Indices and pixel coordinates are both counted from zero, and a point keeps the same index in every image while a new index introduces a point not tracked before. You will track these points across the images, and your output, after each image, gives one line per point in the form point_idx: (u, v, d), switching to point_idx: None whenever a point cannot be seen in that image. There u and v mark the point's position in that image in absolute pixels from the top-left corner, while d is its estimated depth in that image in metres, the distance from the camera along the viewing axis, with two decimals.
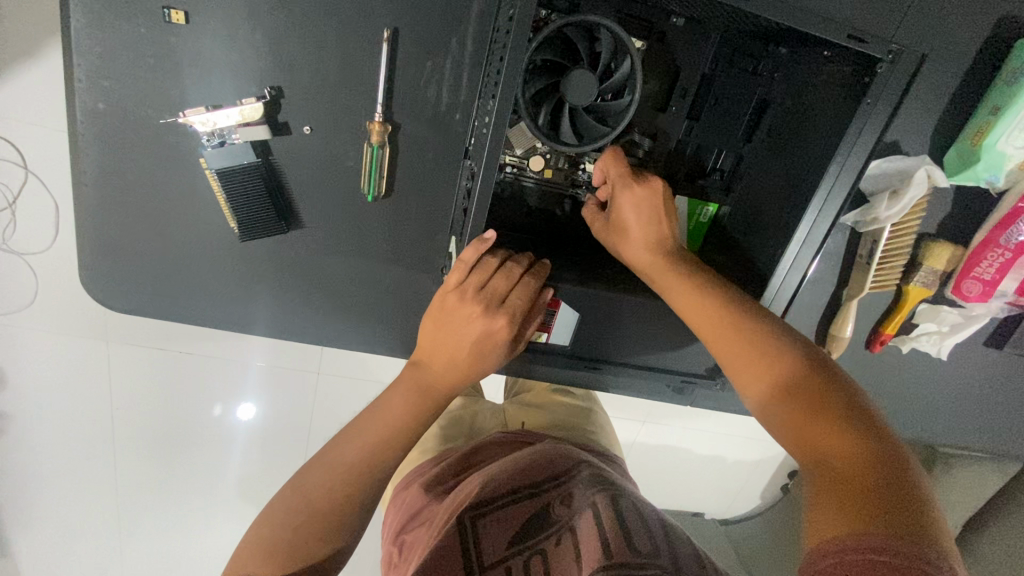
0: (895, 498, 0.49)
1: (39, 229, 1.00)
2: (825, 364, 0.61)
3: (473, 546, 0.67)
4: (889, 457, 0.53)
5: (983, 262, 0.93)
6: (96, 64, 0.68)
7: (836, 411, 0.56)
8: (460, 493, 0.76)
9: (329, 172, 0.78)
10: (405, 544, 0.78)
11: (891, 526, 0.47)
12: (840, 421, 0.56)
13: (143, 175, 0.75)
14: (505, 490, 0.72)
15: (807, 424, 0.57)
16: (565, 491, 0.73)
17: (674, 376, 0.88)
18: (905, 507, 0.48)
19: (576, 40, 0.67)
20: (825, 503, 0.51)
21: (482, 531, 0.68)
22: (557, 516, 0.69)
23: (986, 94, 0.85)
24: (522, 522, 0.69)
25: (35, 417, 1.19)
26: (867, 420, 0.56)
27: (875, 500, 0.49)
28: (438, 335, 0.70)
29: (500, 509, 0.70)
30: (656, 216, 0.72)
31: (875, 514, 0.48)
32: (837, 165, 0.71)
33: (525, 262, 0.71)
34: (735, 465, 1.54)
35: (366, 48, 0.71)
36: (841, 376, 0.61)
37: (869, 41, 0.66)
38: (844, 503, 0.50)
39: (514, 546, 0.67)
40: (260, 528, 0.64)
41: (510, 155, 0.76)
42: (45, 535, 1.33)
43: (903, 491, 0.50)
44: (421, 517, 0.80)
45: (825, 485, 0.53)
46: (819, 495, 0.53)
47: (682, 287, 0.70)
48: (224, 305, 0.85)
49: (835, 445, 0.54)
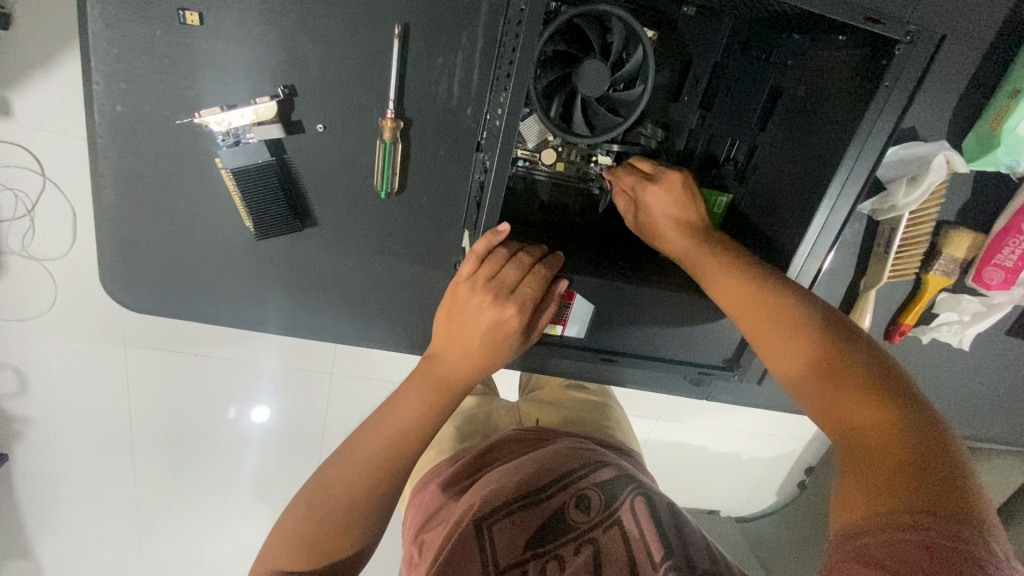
0: (937, 476, 0.47)
1: (61, 236, 1.02)
2: (852, 335, 0.59)
3: (486, 554, 0.68)
4: (932, 433, 0.51)
5: (1004, 249, 0.92)
6: (112, 66, 0.69)
7: (875, 390, 0.54)
8: (473, 495, 0.75)
9: (342, 170, 0.78)
10: (425, 543, 0.79)
11: (923, 501, 0.45)
12: (878, 399, 0.53)
13: (160, 176, 0.76)
14: (519, 497, 0.72)
15: (839, 402, 0.55)
16: (577, 492, 0.72)
17: (691, 368, 0.88)
18: (944, 484, 0.46)
19: (588, 30, 0.67)
20: (856, 483, 0.50)
21: (495, 534, 0.69)
22: (575, 522, 0.69)
23: (1005, 76, 0.84)
24: (537, 526, 0.69)
25: (59, 421, 1.21)
26: (902, 396, 0.54)
27: (913, 477, 0.47)
28: (450, 327, 0.70)
29: (512, 514, 0.70)
30: (679, 204, 0.73)
31: (911, 493, 0.46)
32: (855, 149, 0.70)
33: (537, 253, 0.72)
34: (752, 461, 1.52)
35: (378, 44, 0.71)
36: (871, 347, 0.59)
37: (885, 21, 0.65)
38: (876, 480, 0.48)
39: (530, 550, 0.68)
40: (284, 524, 0.65)
41: (523, 149, 0.77)
42: (68, 536, 1.35)
43: (944, 469, 0.48)
44: (437, 517, 0.80)
45: (859, 466, 0.51)
46: (851, 478, 0.51)
47: (716, 270, 0.68)
48: (241, 303, 0.86)
49: (865, 422, 0.53)
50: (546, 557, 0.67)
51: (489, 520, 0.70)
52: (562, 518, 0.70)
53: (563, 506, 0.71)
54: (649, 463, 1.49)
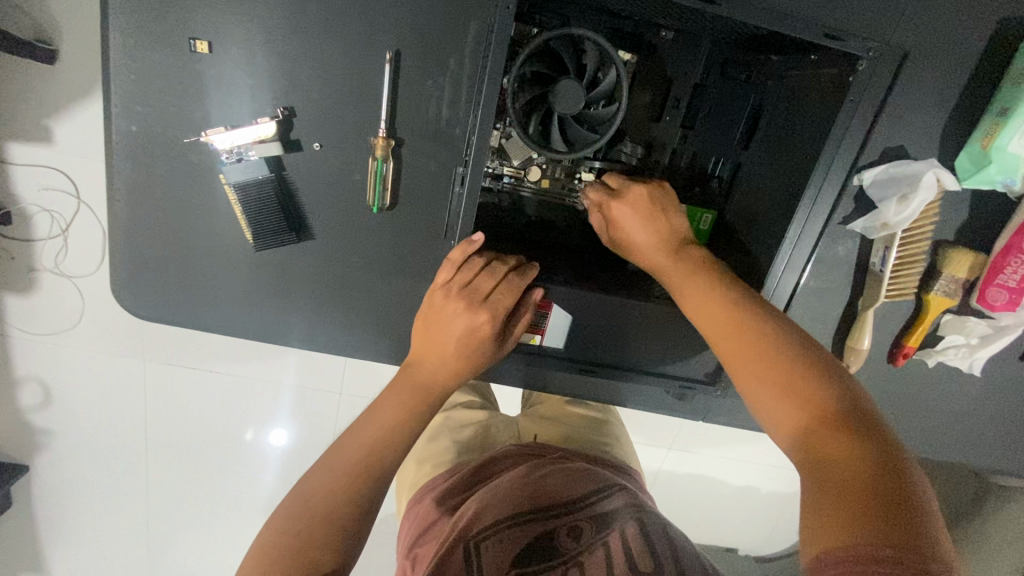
0: (900, 512, 0.47)
1: (87, 254, 1.09)
2: (820, 360, 0.59)
3: (473, 568, 0.67)
4: (896, 467, 0.50)
5: (1006, 269, 0.92)
6: (130, 90, 0.75)
7: (844, 422, 0.54)
8: (466, 511, 0.76)
9: (337, 186, 0.82)
10: (418, 558, 0.78)
11: (890, 538, 0.45)
12: (841, 428, 0.53)
13: (169, 190, 0.81)
14: (512, 513, 0.72)
15: (811, 429, 0.55)
16: (571, 522, 0.71)
17: (673, 381, 0.88)
18: (906, 522, 0.46)
19: (562, 53, 0.70)
20: (825, 513, 0.49)
21: (484, 550, 0.68)
22: (565, 549, 0.69)
23: (992, 96, 0.85)
24: (524, 544, 0.69)
25: (75, 434, 1.26)
26: (869, 427, 0.53)
27: (875, 512, 0.47)
28: (426, 334, 0.72)
29: (500, 531, 0.70)
30: (653, 215, 0.72)
31: (877, 529, 0.46)
32: (824, 159, 0.73)
33: (512, 262, 0.74)
34: (764, 492, 1.47)
35: (372, 69, 0.76)
36: (839, 374, 0.58)
37: (845, 39, 0.69)
38: (846, 515, 0.48)
39: (517, 568, 0.67)
40: (263, 539, 0.63)
41: (508, 166, 0.80)
42: (76, 548, 1.38)
43: (909, 510, 0.47)
44: (432, 531, 0.80)
45: (829, 496, 0.50)
46: (818, 505, 0.50)
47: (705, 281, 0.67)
48: (241, 314, 0.90)
49: (834, 452, 0.52)
50: None
51: (480, 536, 0.70)
52: (552, 543, 0.69)
53: (555, 531, 0.70)
54: (655, 492, 1.46)
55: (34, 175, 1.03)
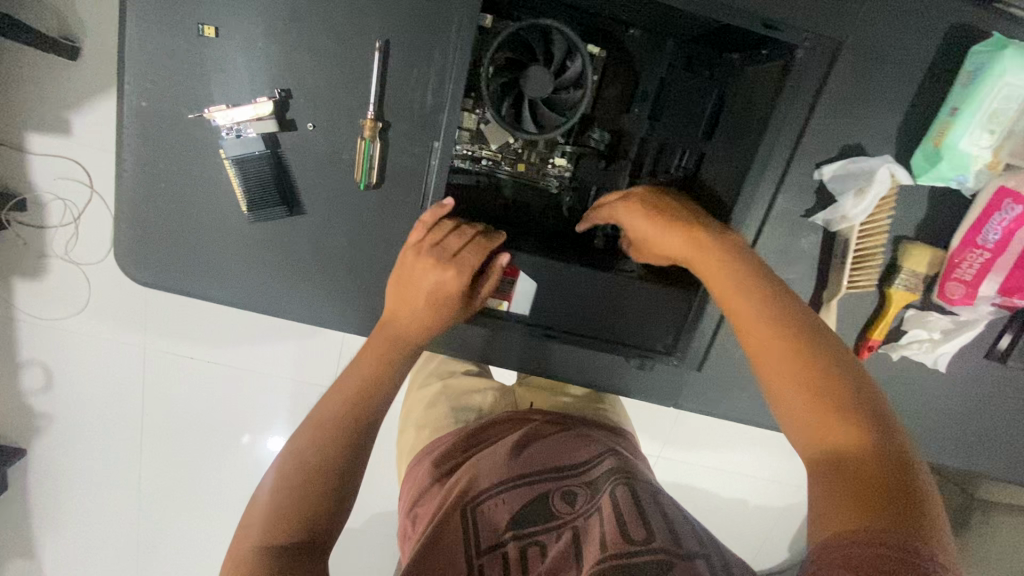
0: (896, 493, 0.54)
1: (99, 243, 1.16)
2: (827, 344, 0.65)
3: (471, 533, 0.73)
4: (894, 451, 0.57)
5: (963, 264, 0.97)
6: (142, 69, 0.83)
7: (849, 407, 0.60)
8: (461, 478, 0.82)
9: (328, 164, 0.89)
10: (417, 516, 0.83)
11: (887, 519, 0.52)
12: (846, 414, 0.60)
13: (173, 163, 0.88)
14: (508, 479, 0.78)
15: (820, 413, 0.61)
16: (564, 487, 0.78)
17: (634, 350, 0.94)
18: (902, 501, 0.53)
19: (533, 42, 0.77)
20: (834, 497, 0.56)
21: (479, 513, 0.75)
22: (559, 511, 0.75)
23: (946, 97, 0.91)
24: (519, 509, 0.75)
25: (77, 406, 1.32)
26: (871, 412, 0.60)
27: (876, 494, 0.54)
28: (399, 288, 0.79)
29: (495, 498, 0.76)
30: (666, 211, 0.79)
31: (878, 511, 0.53)
32: (771, 139, 0.80)
33: (479, 227, 0.82)
34: (742, 487, 1.50)
35: (363, 56, 0.83)
36: (844, 356, 0.65)
37: (783, 28, 0.76)
38: (850, 498, 0.55)
39: (512, 530, 0.73)
40: (263, 500, 0.66)
41: (487, 150, 0.89)
42: (71, 517, 1.43)
43: (905, 492, 0.54)
44: (430, 492, 0.85)
45: (837, 480, 0.57)
46: (829, 487, 0.57)
47: (724, 282, 0.72)
48: (233, 283, 0.95)
49: (842, 438, 0.59)
50: (527, 540, 0.71)
51: (474, 503, 0.76)
52: (546, 506, 0.75)
53: (549, 495, 0.76)
54: None
55: (53, 163, 1.10)
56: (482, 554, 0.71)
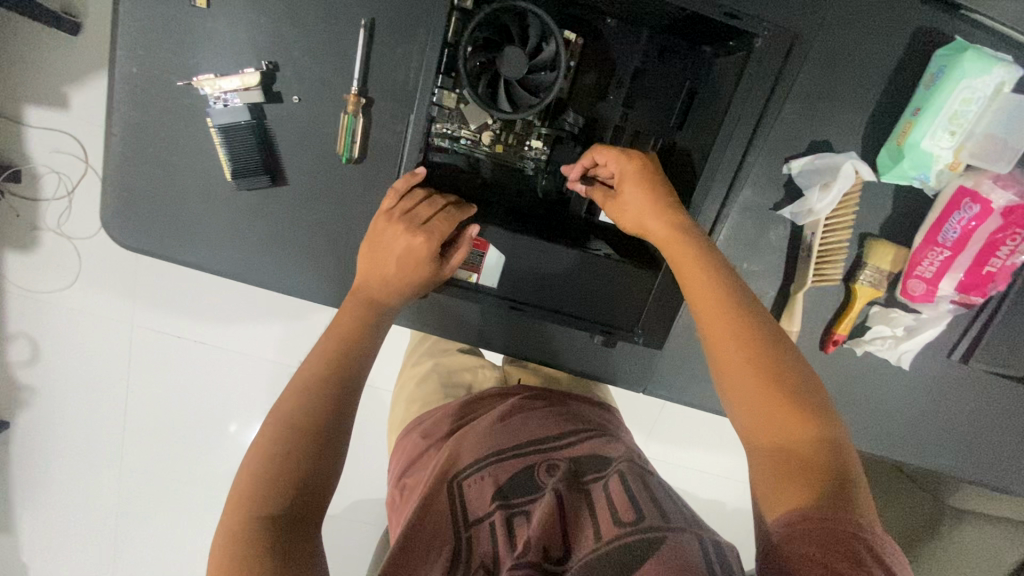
0: (834, 477, 0.62)
1: (90, 215, 1.19)
2: (779, 340, 0.72)
3: (459, 504, 0.74)
4: (832, 439, 0.66)
5: (924, 261, 1.00)
6: (135, 35, 0.86)
7: (797, 399, 0.68)
8: (448, 450, 0.83)
9: (311, 136, 0.92)
10: (406, 486, 0.86)
11: (826, 499, 0.60)
12: (797, 404, 0.67)
13: (161, 128, 0.91)
14: (496, 453, 0.79)
15: (774, 402, 0.68)
16: (547, 460, 0.78)
17: (595, 326, 0.98)
18: (838, 484, 0.62)
19: (509, 24, 0.81)
20: (783, 479, 0.64)
21: (467, 486, 0.76)
22: (543, 482, 0.75)
23: (910, 99, 0.94)
24: (506, 482, 0.75)
25: (60, 372, 1.34)
26: (814, 403, 0.68)
27: (818, 478, 0.62)
28: (372, 251, 0.85)
29: (481, 470, 0.77)
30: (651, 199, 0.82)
31: (819, 493, 0.61)
32: (736, 122, 0.87)
33: (451, 199, 0.89)
34: (713, 480, 1.52)
35: (349, 32, 0.86)
36: (794, 352, 0.72)
37: (744, 18, 0.83)
38: (797, 482, 0.63)
39: (498, 501, 0.73)
40: (249, 460, 0.66)
41: (467, 130, 0.91)
42: (48, 486, 1.44)
43: (839, 475, 0.63)
44: (420, 462, 0.88)
45: (787, 466, 0.64)
46: (778, 471, 0.65)
47: (701, 281, 0.76)
48: (215, 250, 0.98)
49: (794, 428, 0.66)
50: (512, 511, 0.72)
51: (461, 476, 0.77)
52: (531, 479, 0.76)
53: (534, 468, 0.77)
54: None
55: (49, 137, 1.13)
56: (470, 526, 0.72)
